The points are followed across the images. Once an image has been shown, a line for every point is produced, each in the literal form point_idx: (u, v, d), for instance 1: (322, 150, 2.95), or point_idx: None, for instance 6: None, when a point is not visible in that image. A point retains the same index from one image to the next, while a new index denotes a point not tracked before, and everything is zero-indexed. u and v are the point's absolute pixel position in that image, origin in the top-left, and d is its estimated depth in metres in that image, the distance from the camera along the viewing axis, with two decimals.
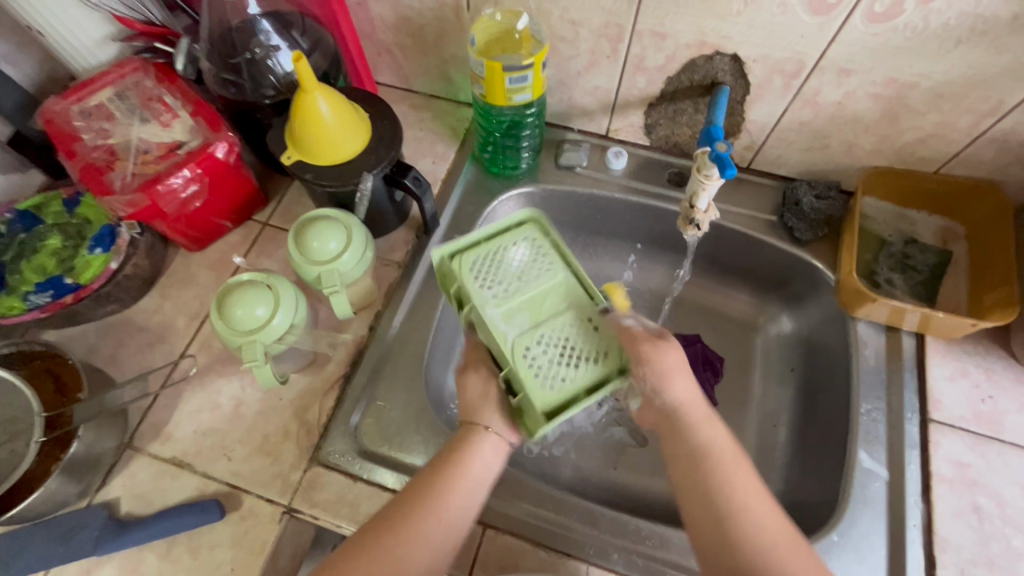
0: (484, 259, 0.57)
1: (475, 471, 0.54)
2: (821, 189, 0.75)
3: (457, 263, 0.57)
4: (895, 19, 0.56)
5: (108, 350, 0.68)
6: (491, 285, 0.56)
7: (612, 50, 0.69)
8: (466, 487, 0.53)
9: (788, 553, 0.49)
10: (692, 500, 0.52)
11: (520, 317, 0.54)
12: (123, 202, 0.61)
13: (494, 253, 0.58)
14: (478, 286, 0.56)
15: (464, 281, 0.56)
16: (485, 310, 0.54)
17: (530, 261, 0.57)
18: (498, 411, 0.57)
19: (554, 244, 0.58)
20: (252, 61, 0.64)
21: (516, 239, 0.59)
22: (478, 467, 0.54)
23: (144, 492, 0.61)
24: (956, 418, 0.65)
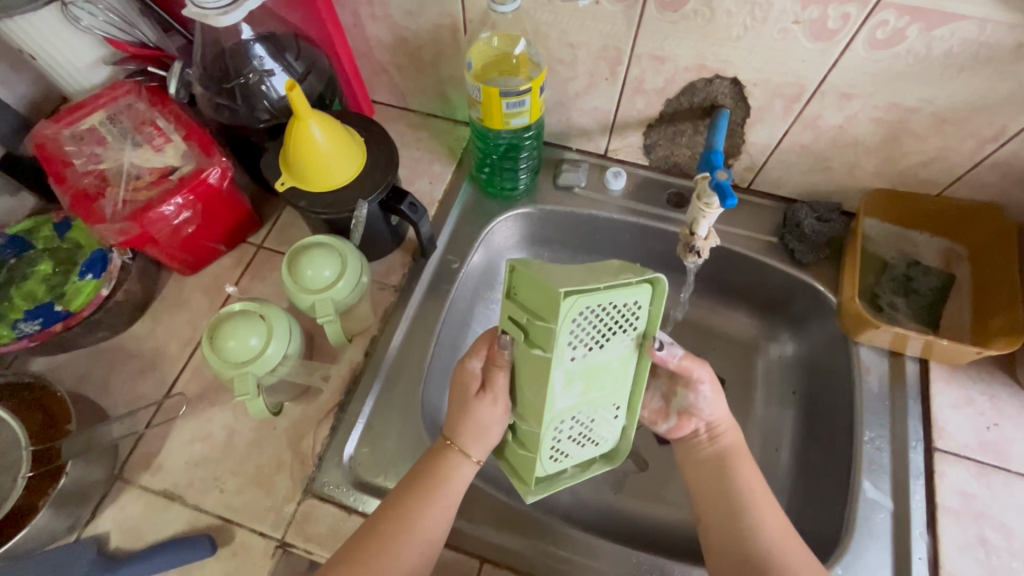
0: (590, 316, 0.46)
1: (449, 491, 0.56)
2: (823, 211, 0.74)
3: (561, 316, 0.45)
4: (897, 45, 0.55)
5: (98, 377, 0.67)
6: (576, 346, 0.48)
7: (610, 72, 0.68)
8: (437, 514, 0.55)
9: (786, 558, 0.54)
10: (708, 500, 0.58)
11: (576, 389, 0.50)
12: (114, 230, 0.60)
13: (600, 311, 0.47)
14: (568, 340, 0.47)
15: (556, 334, 0.46)
16: (555, 370, 0.48)
17: (618, 333, 0.49)
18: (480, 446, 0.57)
19: (656, 317, 0.49)
20: (246, 86, 0.63)
21: (627, 302, 0.47)
22: (450, 487, 0.56)
23: (135, 525, 0.60)
24: (962, 446, 0.64)
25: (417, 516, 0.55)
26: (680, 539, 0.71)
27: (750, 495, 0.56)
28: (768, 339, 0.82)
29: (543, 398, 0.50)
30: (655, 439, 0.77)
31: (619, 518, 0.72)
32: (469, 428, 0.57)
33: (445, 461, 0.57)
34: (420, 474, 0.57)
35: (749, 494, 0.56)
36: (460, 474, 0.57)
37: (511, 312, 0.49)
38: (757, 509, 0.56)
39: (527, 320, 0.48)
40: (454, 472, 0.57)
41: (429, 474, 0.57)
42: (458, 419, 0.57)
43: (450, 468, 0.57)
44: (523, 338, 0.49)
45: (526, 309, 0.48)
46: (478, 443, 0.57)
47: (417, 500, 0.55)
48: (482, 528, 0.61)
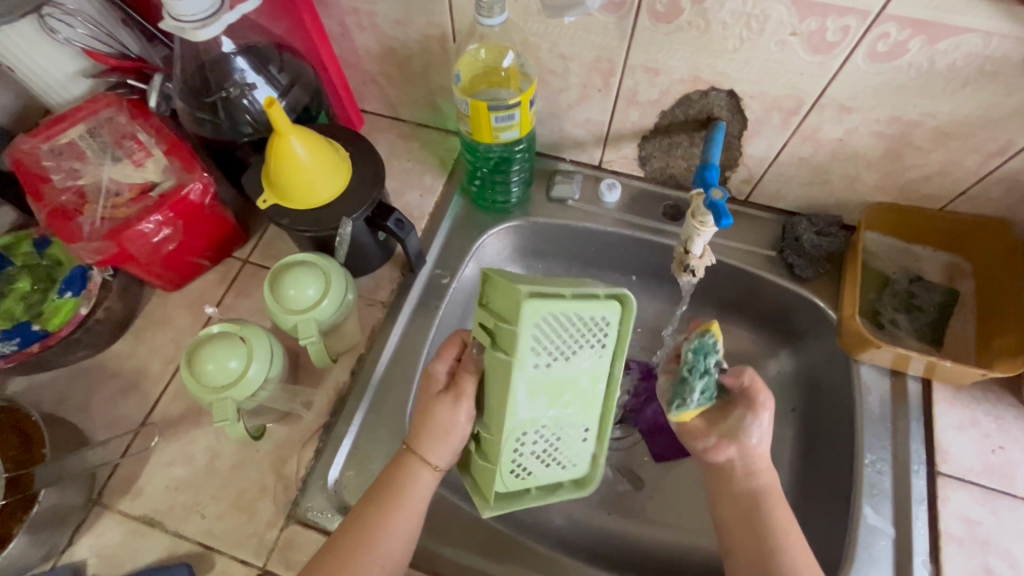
0: (554, 323, 0.46)
1: (407, 502, 0.54)
2: (823, 225, 0.72)
3: (522, 316, 0.45)
4: (899, 58, 0.53)
5: (78, 398, 0.65)
6: (540, 352, 0.46)
7: (603, 83, 0.66)
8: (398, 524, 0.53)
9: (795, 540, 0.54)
10: (735, 519, 0.56)
11: (540, 399, 0.48)
12: (91, 249, 0.59)
13: (564, 321, 0.46)
14: (529, 345, 0.46)
15: (517, 337, 0.45)
16: (517, 376, 0.47)
17: (585, 348, 0.47)
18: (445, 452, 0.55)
19: (624, 337, 0.48)
20: (228, 100, 0.61)
21: (593, 316, 0.47)
22: (409, 496, 0.54)
23: (113, 553, 0.58)
24: (966, 470, 0.62)
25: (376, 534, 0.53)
26: (676, 562, 0.69)
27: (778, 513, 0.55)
28: (766, 355, 0.79)
29: (505, 403, 0.48)
30: (650, 457, 0.75)
31: (613, 539, 0.70)
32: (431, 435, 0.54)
33: (404, 470, 0.55)
34: (379, 489, 0.55)
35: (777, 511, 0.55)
36: (421, 482, 0.55)
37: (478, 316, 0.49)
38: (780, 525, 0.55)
39: (490, 326, 0.48)
40: (414, 481, 0.55)
41: (389, 487, 0.55)
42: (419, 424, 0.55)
43: (410, 476, 0.55)
44: (487, 341, 0.48)
45: (492, 316, 0.48)
46: (442, 451, 0.54)
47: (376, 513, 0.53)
48: (471, 556, 0.60)
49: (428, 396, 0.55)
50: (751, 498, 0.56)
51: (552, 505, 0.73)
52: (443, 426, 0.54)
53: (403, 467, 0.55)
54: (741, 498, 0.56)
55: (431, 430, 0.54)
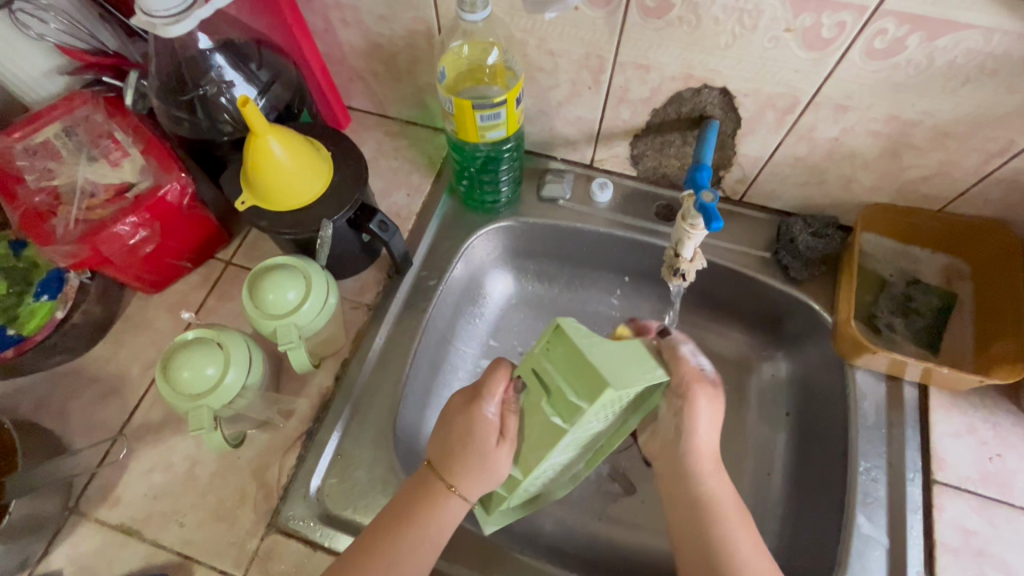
0: (613, 403, 0.47)
1: (436, 537, 0.52)
2: (818, 226, 0.70)
3: (591, 403, 0.46)
4: (897, 55, 0.52)
5: (56, 403, 0.64)
6: (592, 419, 0.49)
7: (593, 80, 0.64)
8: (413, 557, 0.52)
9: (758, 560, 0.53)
10: (681, 517, 0.55)
11: (568, 445, 0.53)
12: (64, 252, 0.57)
13: (620, 400, 0.48)
14: (590, 420, 0.48)
15: (582, 416, 0.47)
16: (564, 438, 0.49)
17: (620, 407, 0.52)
18: (475, 480, 0.53)
19: (647, 393, 0.53)
20: (205, 98, 0.59)
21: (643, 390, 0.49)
22: (439, 531, 0.53)
23: (90, 562, 0.57)
24: (962, 479, 0.60)
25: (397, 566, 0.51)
26: (667, 569, 0.68)
27: (723, 511, 0.54)
28: (761, 358, 0.78)
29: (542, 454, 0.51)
30: (642, 461, 0.74)
31: (602, 547, 0.69)
32: (472, 470, 0.53)
33: (434, 502, 0.53)
34: (403, 518, 0.53)
35: (722, 509, 0.54)
36: (447, 512, 0.53)
37: (541, 370, 0.50)
38: (730, 528, 0.54)
39: (554, 386, 0.48)
40: (445, 515, 0.53)
41: (416, 518, 0.53)
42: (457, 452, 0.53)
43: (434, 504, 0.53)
44: (545, 397, 0.49)
45: (559, 376, 0.48)
46: (473, 479, 0.53)
47: (403, 538, 0.52)
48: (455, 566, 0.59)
49: (479, 436, 0.53)
50: (694, 495, 0.55)
51: (540, 512, 0.71)
52: (490, 466, 0.53)
53: (434, 499, 0.53)
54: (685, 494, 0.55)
55: (476, 467, 0.53)
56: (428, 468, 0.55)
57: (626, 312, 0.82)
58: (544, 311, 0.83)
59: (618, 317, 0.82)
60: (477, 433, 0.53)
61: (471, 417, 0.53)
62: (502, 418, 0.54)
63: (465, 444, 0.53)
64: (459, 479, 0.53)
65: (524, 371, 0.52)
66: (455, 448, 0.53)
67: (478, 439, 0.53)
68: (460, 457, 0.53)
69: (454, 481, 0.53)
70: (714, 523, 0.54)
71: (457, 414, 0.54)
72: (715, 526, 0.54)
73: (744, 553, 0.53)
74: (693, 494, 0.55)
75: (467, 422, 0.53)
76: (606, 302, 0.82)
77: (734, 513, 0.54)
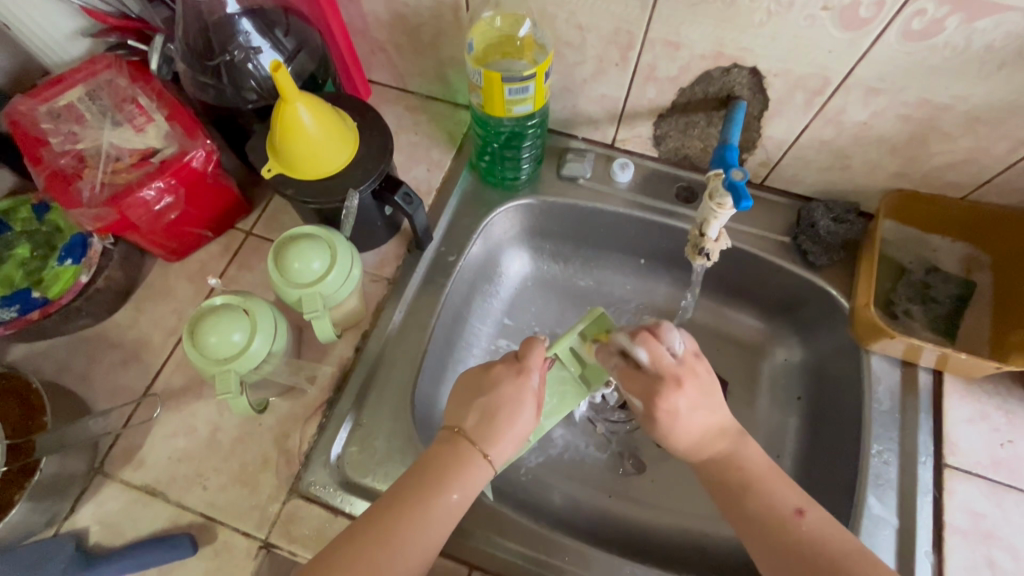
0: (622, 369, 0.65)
1: (456, 506, 0.51)
2: (839, 211, 0.70)
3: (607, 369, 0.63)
4: (935, 37, 0.51)
5: (79, 367, 0.64)
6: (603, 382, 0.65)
7: (621, 57, 0.64)
8: (439, 514, 0.50)
9: (781, 489, 0.52)
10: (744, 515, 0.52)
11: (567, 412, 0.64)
12: (91, 216, 0.58)
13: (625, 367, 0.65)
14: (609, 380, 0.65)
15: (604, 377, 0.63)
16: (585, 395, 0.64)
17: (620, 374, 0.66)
18: (504, 444, 0.54)
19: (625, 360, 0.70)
20: (232, 64, 0.59)
21: None
22: (465, 495, 0.52)
23: (115, 521, 0.58)
24: (974, 464, 0.61)
25: (427, 526, 0.50)
26: (676, 543, 0.69)
27: (761, 471, 0.53)
28: (775, 342, 0.78)
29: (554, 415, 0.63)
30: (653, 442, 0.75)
31: (613, 522, 0.71)
32: (506, 436, 0.54)
33: (468, 467, 0.53)
34: (436, 480, 0.51)
35: (760, 471, 0.53)
36: (476, 477, 0.53)
37: (578, 350, 0.63)
38: (764, 480, 0.53)
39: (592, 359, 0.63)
40: (475, 480, 0.53)
41: (448, 480, 0.52)
42: (501, 422, 0.54)
43: (464, 469, 0.52)
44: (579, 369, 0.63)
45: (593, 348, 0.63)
46: (504, 443, 0.54)
47: (432, 504, 0.50)
48: (471, 536, 0.60)
49: (522, 400, 0.56)
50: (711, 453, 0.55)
51: (550, 486, 0.73)
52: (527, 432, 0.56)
53: (465, 464, 0.53)
54: (724, 488, 0.54)
55: (514, 430, 0.55)
56: (460, 435, 0.54)
57: (641, 294, 0.82)
58: (558, 292, 0.83)
59: (632, 299, 0.82)
60: (524, 401, 0.56)
61: (520, 389, 0.56)
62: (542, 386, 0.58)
63: (510, 406, 0.55)
64: (489, 444, 0.54)
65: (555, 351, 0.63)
66: (501, 412, 0.55)
67: (519, 405, 0.55)
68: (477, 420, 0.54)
69: (483, 444, 0.54)
70: (739, 494, 0.53)
71: (506, 382, 0.56)
72: (751, 494, 0.52)
73: (783, 494, 0.52)
74: (729, 480, 0.54)
75: (518, 390, 0.56)
76: (620, 284, 0.83)
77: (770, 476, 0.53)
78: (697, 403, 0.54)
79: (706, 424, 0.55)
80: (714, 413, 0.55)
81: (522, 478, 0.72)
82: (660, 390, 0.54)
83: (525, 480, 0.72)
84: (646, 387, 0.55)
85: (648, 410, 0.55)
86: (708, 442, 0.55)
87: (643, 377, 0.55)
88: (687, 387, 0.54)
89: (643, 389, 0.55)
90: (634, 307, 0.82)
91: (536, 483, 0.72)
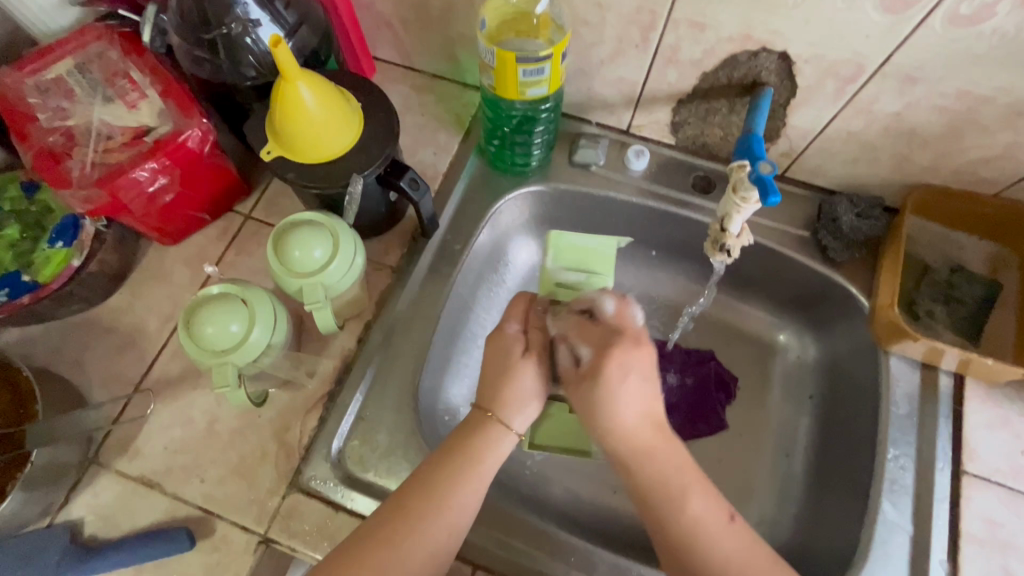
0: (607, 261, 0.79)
1: (480, 477, 0.51)
2: (863, 207, 0.67)
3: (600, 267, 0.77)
4: (983, 23, 0.48)
5: (72, 354, 0.62)
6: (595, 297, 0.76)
7: (641, 38, 0.60)
8: (467, 490, 0.50)
9: (696, 500, 0.49)
10: (663, 524, 0.49)
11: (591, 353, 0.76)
12: (80, 198, 0.55)
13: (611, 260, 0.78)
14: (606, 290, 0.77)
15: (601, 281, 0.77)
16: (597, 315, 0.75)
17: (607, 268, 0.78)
18: (514, 409, 0.55)
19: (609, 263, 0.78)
20: (228, 38, 0.55)
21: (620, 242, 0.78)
22: (490, 464, 0.52)
23: (111, 512, 0.57)
24: (993, 471, 0.60)
25: (443, 507, 0.49)
26: None
27: (682, 477, 0.50)
28: (787, 339, 0.76)
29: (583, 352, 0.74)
30: None
31: (618, 519, 0.69)
32: (510, 396, 0.55)
33: (483, 436, 0.53)
34: (458, 451, 0.52)
35: (681, 477, 0.50)
36: (497, 445, 0.53)
37: (564, 280, 0.77)
38: (687, 490, 0.50)
39: (579, 269, 0.77)
40: (496, 448, 0.53)
41: (466, 451, 0.52)
42: (498, 382, 0.55)
43: (479, 438, 0.53)
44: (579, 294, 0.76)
45: (573, 266, 0.77)
46: (518, 409, 0.55)
47: (456, 483, 0.50)
48: (477, 535, 0.59)
49: (506, 351, 0.57)
50: (626, 454, 0.51)
51: (554, 481, 0.71)
52: (533, 394, 0.56)
53: (479, 434, 0.53)
54: (636, 481, 0.51)
55: (519, 389, 0.55)
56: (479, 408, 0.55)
57: (652, 288, 0.80)
58: None
59: (643, 292, 0.80)
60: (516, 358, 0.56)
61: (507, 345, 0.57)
62: (526, 334, 0.59)
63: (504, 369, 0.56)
64: (498, 405, 0.54)
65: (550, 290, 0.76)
66: (495, 376, 0.56)
67: (502, 356, 0.56)
68: (497, 393, 0.55)
69: (492, 406, 0.54)
70: (666, 504, 0.49)
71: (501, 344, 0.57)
72: (677, 506, 0.49)
73: (698, 505, 0.49)
74: (643, 487, 0.51)
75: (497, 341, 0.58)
76: (630, 276, 0.80)
77: (690, 476, 0.50)
78: (646, 377, 0.52)
79: (647, 409, 0.52)
80: (652, 397, 0.52)
81: (526, 473, 0.71)
82: (616, 344, 0.53)
83: (529, 474, 0.71)
84: (602, 339, 0.54)
85: (597, 365, 0.52)
86: (641, 429, 0.51)
87: (601, 328, 0.55)
88: (643, 347, 0.53)
89: (600, 340, 0.54)
90: (644, 301, 0.80)
91: (540, 478, 0.71)
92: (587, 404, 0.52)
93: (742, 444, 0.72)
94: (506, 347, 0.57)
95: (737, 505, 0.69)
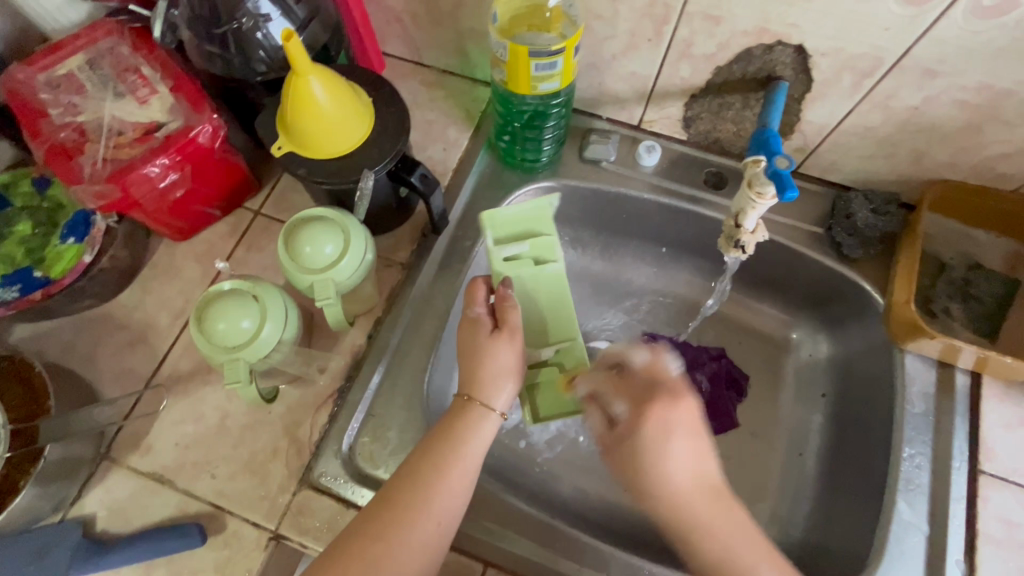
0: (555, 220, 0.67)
1: (467, 465, 0.51)
2: (879, 203, 0.66)
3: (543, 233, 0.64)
4: (1005, 15, 0.47)
5: (84, 350, 0.63)
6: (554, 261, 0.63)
7: (655, 32, 0.59)
8: (455, 477, 0.50)
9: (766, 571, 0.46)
10: None
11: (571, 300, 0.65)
12: (92, 194, 0.55)
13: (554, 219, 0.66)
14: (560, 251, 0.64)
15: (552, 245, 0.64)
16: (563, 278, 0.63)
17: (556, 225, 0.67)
18: (502, 389, 0.54)
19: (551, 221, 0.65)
20: (239, 33, 0.55)
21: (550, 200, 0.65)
22: (477, 449, 0.52)
23: (123, 508, 0.57)
24: (1011, 471, 0.59)
25: (432, 494, 0.49)
26: None
27: (742, 550, 0.47)
28: (799, 337, 0.76)
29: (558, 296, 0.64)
30: None
31: (628, 517, 0.69)
32: (487, 375, 0.54)
33: (468, 420, 0.52)
34: (443, 442, 0.51)
35: (740, 549, 0.47)
36: (483, 428, 0.53)
37: (511, 257, 0.63)
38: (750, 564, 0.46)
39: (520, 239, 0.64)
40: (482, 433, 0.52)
41: (451, 437, 0.51)
42: (473, 367, 0.54)
43: (463, 422, 0.52)
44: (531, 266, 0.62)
45: (513, 238, 0.64)
46: (501, 389, 0.54)
47: (445, 471, 0.50)
48: (489, 532, 0.59)
49: (477, 339, 0.55)
50: (680, 527, 0.48)
51: (564, 479, 0.71)
52: (512, 372, 0.55)
53: (464, 420, 0.52)
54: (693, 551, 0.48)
55: (496, 366, 0.54)
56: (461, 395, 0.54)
57: (663, 285, 0.79)
58: (575, 278, 0.80)
59: (653, 289, 0.79)
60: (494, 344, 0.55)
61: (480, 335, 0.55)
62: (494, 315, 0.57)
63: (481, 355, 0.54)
64: (476, 389, 0.54)
65: (506, 273, 0.62)
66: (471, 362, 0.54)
67: (473, 344, 0.55)
68: (474, 374, 0.54)
69: (469, 390, 0.54)
70: None
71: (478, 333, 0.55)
72: None
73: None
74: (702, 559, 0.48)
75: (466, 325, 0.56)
76: (640, 273, 0.80)
77: (755, 547, 0.47)
78: (692, 433, 0.48)
79: (697, 472, 0.48)
80: (701, 460, 0.48)
81: (536, 469, 0.71)
82: (651, 402, 0.49)
83: (539, 471, 0.71)
84: (639, 394, 0.50)
85: (636, 426, 0.49)
86: (693, 499, 0.48)
87: (637, 381, 0.51)
88: (684, 402, 0.49)
89: (635, 396, 0.50)
90: (655, 298, 0.79)
91: (550, 476, 0.71)
92: (631, 470, 0.49)
93: (753, 442, 0.72)
94: (474, 329, 0.56)
95: (748, 505, 0.69)
